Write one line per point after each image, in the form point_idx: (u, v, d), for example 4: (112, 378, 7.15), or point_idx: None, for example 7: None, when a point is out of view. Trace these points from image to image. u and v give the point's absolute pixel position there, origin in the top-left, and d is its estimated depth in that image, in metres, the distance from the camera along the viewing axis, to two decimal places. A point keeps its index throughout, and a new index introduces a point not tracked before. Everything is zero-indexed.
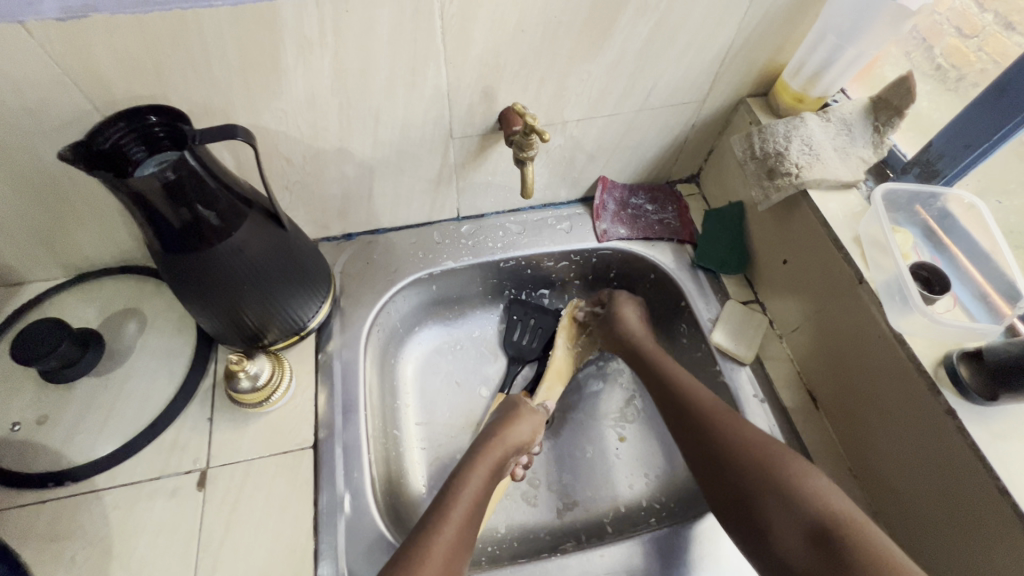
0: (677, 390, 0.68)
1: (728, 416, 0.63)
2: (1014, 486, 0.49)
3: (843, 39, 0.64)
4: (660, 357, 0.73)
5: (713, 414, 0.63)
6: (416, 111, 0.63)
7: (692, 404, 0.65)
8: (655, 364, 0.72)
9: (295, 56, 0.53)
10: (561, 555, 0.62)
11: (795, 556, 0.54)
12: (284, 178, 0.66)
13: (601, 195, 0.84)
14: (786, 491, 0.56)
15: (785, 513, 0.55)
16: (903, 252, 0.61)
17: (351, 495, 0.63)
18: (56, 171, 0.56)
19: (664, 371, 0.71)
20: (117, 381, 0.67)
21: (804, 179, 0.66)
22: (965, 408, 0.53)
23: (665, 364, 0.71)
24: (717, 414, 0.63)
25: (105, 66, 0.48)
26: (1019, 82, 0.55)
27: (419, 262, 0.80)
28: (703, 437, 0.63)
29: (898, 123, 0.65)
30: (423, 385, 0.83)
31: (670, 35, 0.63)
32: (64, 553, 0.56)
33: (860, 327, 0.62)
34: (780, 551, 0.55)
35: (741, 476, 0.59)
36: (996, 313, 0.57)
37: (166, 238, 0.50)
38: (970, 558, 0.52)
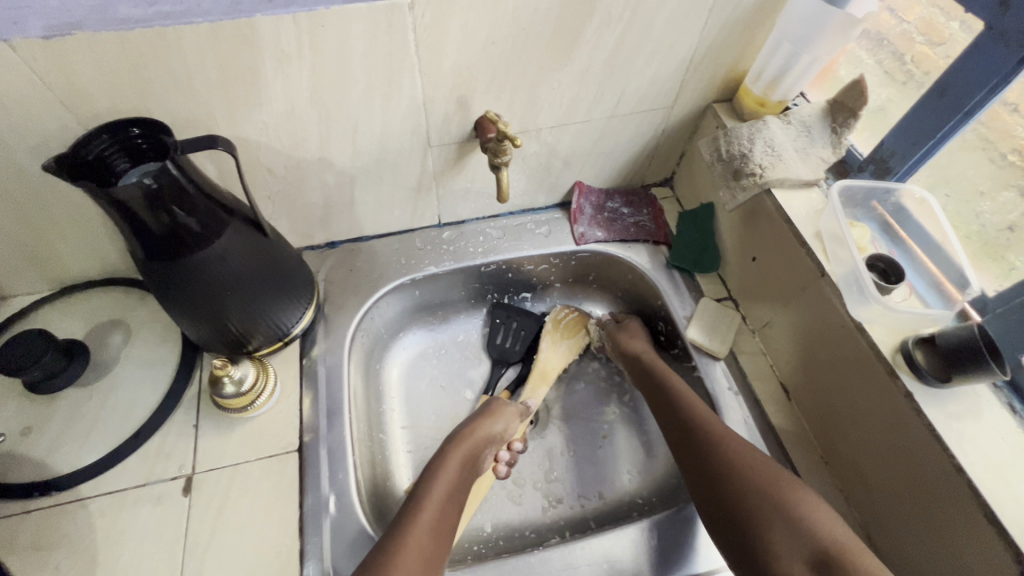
0: (738, 475, 0.59)
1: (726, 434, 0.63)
2: (968, 463, 0.51)
3: (797, 46, 0.68)
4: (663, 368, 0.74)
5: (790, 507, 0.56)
6: (394, 121, 0.66)
7: (738, 469, 0.60)
8: (691, 418, 0.66)
9: (274, 69, 0.55)
10: (544, 548, 0.64)
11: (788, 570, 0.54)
12: (267, 187, 0.68)
13: (578, 199, 0.87)
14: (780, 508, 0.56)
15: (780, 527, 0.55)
16: (860, 245, 0.64)
17: (336, 496, 0.64)
18: (41, 184, 0.57)
19: (703, 426, 0.64)
20: (102, 392, 0.67)
21: (767, 179, 0.70)
22: (922, 390, 0.55)
23: (725, 436, 0.63)
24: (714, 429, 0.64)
25: (89, 81, 0.50)
26: (957, 83, 0.59)
27: (402, 268, 0.82)
28: (768, 535, 0.55)
29: (854, 124, 0.68)
30: (408, 389, 0.84)
31: (635, 45, 0.66)
32: (48, 562, 0.56)
33: (825, 321, 0.64)
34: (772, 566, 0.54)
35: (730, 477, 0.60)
36: (948, 299, 0.60)
37: (149, 245, 0.51)
38: (928, 533, 0.55)
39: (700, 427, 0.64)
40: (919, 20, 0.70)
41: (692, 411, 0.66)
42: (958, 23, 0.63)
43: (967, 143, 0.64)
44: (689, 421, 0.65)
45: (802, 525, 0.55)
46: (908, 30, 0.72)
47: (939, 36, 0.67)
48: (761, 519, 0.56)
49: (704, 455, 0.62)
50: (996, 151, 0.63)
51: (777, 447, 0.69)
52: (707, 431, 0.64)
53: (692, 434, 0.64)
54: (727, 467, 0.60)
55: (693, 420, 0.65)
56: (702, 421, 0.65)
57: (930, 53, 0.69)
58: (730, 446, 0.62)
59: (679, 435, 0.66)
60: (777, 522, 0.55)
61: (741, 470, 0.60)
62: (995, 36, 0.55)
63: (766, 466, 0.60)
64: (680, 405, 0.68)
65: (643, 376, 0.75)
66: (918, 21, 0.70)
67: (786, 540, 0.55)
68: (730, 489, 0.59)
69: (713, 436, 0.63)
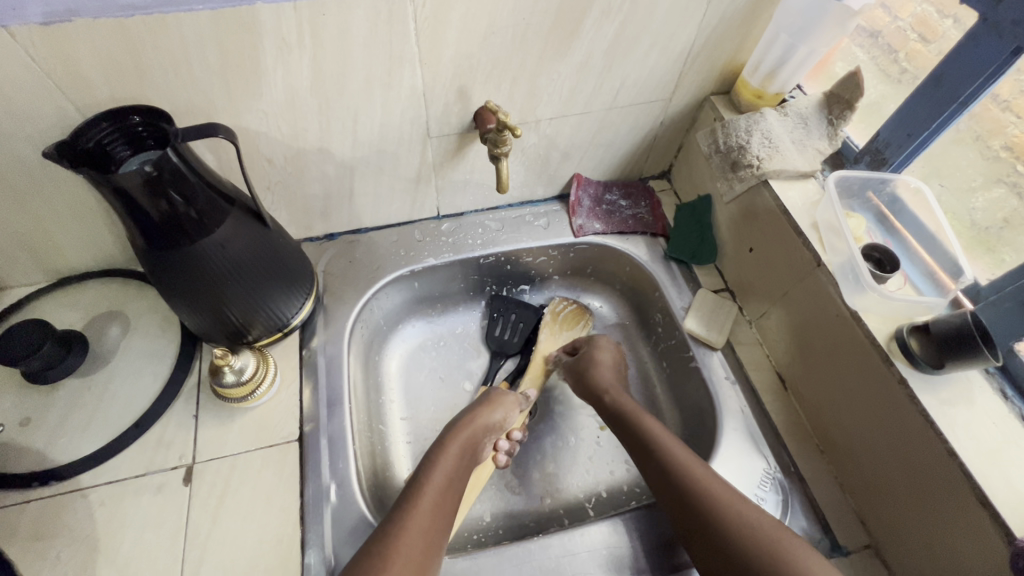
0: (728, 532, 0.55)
1: (708, 480, 0.59)
2: (962, 448, 0.52)
3: (795, 37, 0.68)
4: (636, 413, 0.69)
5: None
6: (393, 112, 0.66)
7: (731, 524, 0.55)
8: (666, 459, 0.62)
9: (274, 57, 0.55)
10: (543, 535, 0.64)
11: None
12: (267, 178, 0.68)
13: (577, 192, 0.87)
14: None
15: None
16: (857, 235, 0.65)
17: (337, 484, 0.64)
18: (38, 172, 0.57)
19: (678, 467, 0.61)
20: (100, 382, 0.67)
21: (764, 170, 0.70)
22: (916, 377, 0.56)
23: (740, 518, 0.55)
24: (698, 474, 0.60)
25: (89, 68, 0.50)
26: (952, 73, 0.60)
27: (401, 259, 0.82)
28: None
29: (850, 116, 0.69)
30: (407, 381, 0.85)
31: (634, 36, 0.66)
32: (48, 551, 0.56)
33: (819, 309, 0.66)
34: None
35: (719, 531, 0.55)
36: (942, 288, 0.61)
37: (149, 233, 0.51)
38: (924, 521, 0.56)
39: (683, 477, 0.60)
40: (913, 17, 0.72)
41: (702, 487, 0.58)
42: (951, 20, 0.65)
43: (961, 135, 0.65)
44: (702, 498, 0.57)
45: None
46: (903, 27, 0.74)
47: (932, 34, 0.69)
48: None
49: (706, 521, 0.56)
50: (988, 146, 0.65)
51: (774, 436, 0.70)
52: (694, 479, 0.59)
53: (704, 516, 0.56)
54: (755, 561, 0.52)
55: (671, 464, 0.61)
56: (717, 497, 0.57)
57: (923, 50, 0.70)
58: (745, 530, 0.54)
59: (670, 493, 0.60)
60: None
61: (733, 529, 0.54)
62: (988, 26, 0.56)
63: (766, 531, 0.54)
64: (688, 479, 0.59)
65: (615, 421, 0.71)
66: (912, 18, 0.72)
67: None
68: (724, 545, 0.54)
69: (728, 519, 0.55)
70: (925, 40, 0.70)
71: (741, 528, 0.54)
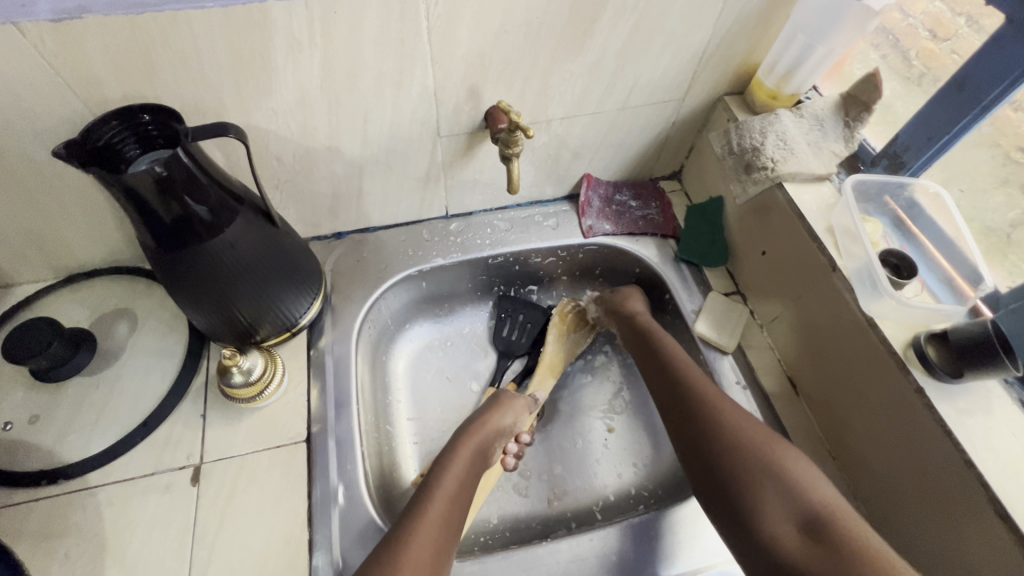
0: (718, 430, 0.62)
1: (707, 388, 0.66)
2: (980, 459, 0.51)
3: (812, 38, 0.67)
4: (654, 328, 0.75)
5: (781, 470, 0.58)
6: (404, 111, 0.65)
7: (721, 423, 0.63)
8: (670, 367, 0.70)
9: (285, 55, 0.54)
10: (551, 540, 0.64)
11: (786, 535, 0.56)
12: (275, 176, 0.68)
13: (587, 192, 0.86)
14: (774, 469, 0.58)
15: (780, 493, 0.57)
16: (873, 240, 0.64)
17: (344, 486, 0.64)
18: (47, 170, 0.57)
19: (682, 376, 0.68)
20: (108, 380, 0.67)
21: (779, 172, 0.69)
22: (933, 386, 0.56)
23: (728, 416, 0.63)
24: (699, 383, 0.67)
25: (99, 65, 0.49)
26: (976, 77, 0.59)
27: (409, 259, 0.82)
28: (760, 498, 0.58)
29: (868, 118, 0.68)
30: (414, 381, 0.84)
31: (648, 35, 0.65)
32: (56, 550, 0.56)
33: (833, 314, 0.65)
34: (770, 531, 0.56)
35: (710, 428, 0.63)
36: (961, 295, 0.60)
37: (158, 233, 0.51)
38: (936, 533, 0.55)
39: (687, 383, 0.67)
40: (926, 15, 0.74)
41: (697, 396, 0.66)
42: (964, 18, 0.68)
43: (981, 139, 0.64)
44: (695, 405, 0.65)
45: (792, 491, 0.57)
46: (914, 24, 0.76)
47: (945, 31, 0.71)
48: (748, 475, 0.59)
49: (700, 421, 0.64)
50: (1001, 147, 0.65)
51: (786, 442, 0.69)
52: (694, 386, 0.67)
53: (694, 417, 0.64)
54: (733, 452, 0.61)
55: (676, 373, 0.69)
56: (715, 404, 0.64)
57: (935, 49, 0.72)
58: (729, 425, 0.62)
59: (671, 401, 0.68)
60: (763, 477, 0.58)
61: (726, 428, 0.62)
62: (1016, 30, 0.54)
63: (755, 430, 0.62)
64: (691, 393, 0.66)
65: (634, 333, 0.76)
66: (924, 16, 0.74)
67: (782, 510, 0.57)
68: (714, 442, 0.62)
69: (719, 425, 0.63)
70: (938, 38, 0.72)
71: (732, 426, 0.62)
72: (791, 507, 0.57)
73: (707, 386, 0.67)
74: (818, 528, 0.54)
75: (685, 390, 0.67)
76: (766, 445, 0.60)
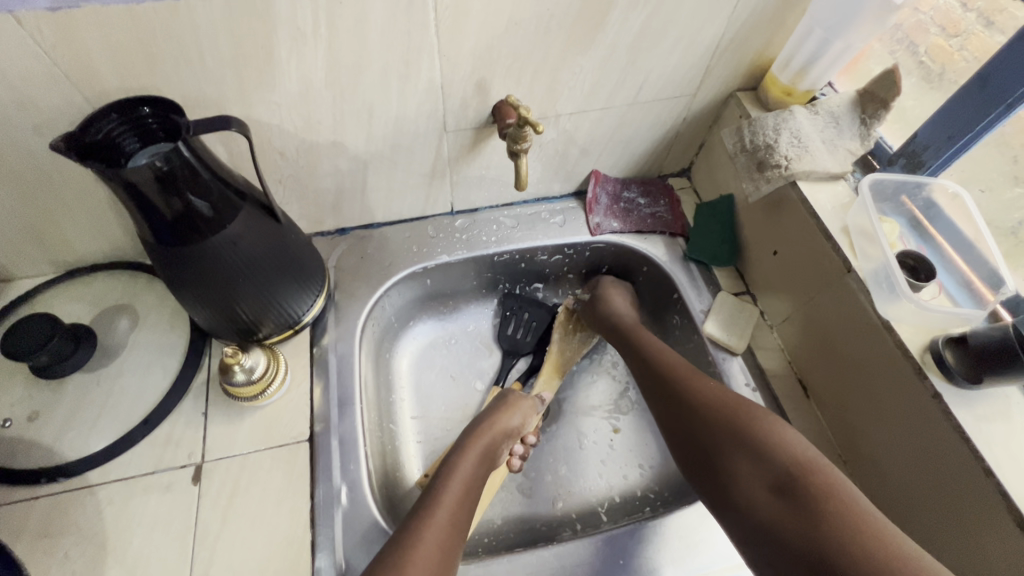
0: (688, 398, 0.64)
1: (679, 362, 0.68)
2: (999, 467, 0.50)
3: (829, 32, 0.65)
4: (633, 327, 0.75)
5: (751, 432, 0.58)
6: (410, 105, 0.64)
7: (689, 391, 0.64)
8: (642, 346, 0.72)
9: (289, 48, 0.53)
10: (556, 543, 0.63)
11: (759, 499, 0.55)
12: (278, 171, 0.67)
13: (594, 189, 0.85)
14: (742, 432, 0.59)
15: (750, 458, 0.57)
16: (890, 240, 0.63)
17: (347, 487, 0.63)
18: (46, 164, 0.55)
19: (654, 354, 0.71)
20: (109, 377, 0.66)
21: (793, 170, 0.68)
22: (952, 392, 0.54)
23: (704, 384, 0.64)
24: (667, 359, 0.69)
25: (98, 56, 0.48)
26: (1000, 74, 0.57)
27: (413, 256, 0.80)
28: (731, 464, 0.58)
29: (885, 116, 0.66)
30: (417, 379, 0.83)
31: (660, 29, 0.64)
32: (56, 549, 0.56)
33: (847, 315, 0.63)
34: (744, 495, 0.56)
35: (678, 397, 0.65)
36: (979, 299, 0.59)
37: (159, 229, 0.50)
38: (951, 542, 0.54)
39: (658, 358, 0.70)
40: (935, 11, 0.73)
41: (673, 367, 0.67)
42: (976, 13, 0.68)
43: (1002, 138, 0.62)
44: (671, 376, 0.67)
45: (763, 452, 0.57)
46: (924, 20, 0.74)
47: (954, 27, 0.71)
48: (716, 440, 0.60)
49: (670, 391, 0.66)
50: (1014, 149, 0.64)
51: None
52: (664, 361, 0.69)
53: (670, 386, 0.66)
54: (705, 416, 0.62)
55: (648, 353, 0.71)
56: (685, 375, 0.66)
57: (946, 45, 0.72)
58: (700, 390, 0.63)
59: (647, 376, 0.70)
60: (732, 440, 0.59)
61: (693, 396, 0.64)
62: None
63: (724, 396, 0.62)
64: (661, 367, 0.68)
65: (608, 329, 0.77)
66: (934, 12, 0.73)
67: (752, 472, 0.57)
68: (682, 411, 0.64)
69: (687, 394, 0.64)
70: (947, 34, 0.72)
71: (701, 393, 0.63)
72: (761, 469, 0.56)
73: (677, 359, 0.69)
74: (789, 485, 0.54)
75: (656, 365, 0.69)
76: (736, 409, 0.61)
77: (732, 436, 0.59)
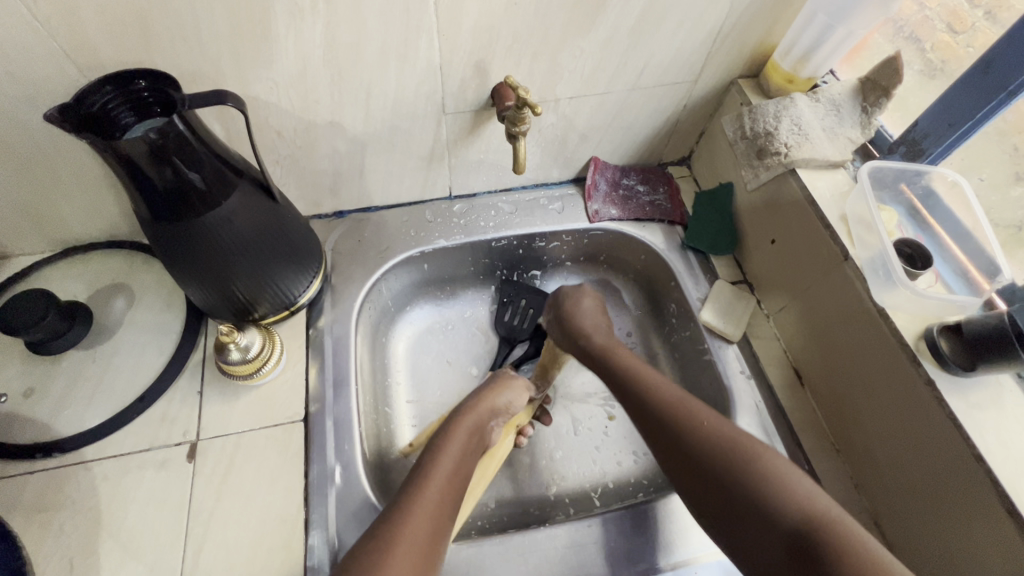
0: (682, 441, 0.56)
1: (669, 398, 0.59)
2: (990, 454, 0.50)
3: (832, 18, 0.64)
4: (611, 347, 0.68)
5: (755, 484, 0.51)
6: (409, 86, 0.63)
7: (681, 434, 0.56)
8: (628, 376, 0.64)
9: (286, 24, 0.52)
10: (549, 526, 0.63)
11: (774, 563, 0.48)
12: (275, 151, 0.66)
13: (593, 175, 0.84)
14: (745, 486, 0.51)
15: (758, 519, 0.49)
16: (888, 229, 0.63)
17: (341, 466, 0.63)
18: (41, 138, 0.55)
19: (642, 386, 0.62)
20: (105, 355, 0.66)
21: (792, 158, 0.68)
22: (945, 378, 0.54)
23: (697, 426, 0.56)
24: (657, 392, 0.61)
25: (92, 28, 0.47)
26: (1002, 60, 0.56)
27: (411, 240, 0.80)
28: (739, 523, 0.51)
29: (886, 104, 0.66)
30: (414, 364, 0.83)
31: (662, 12, 0.63)
32: (51, 523, 0.56)
33: (843, 304, 0.63)
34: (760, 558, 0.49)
35: (673, 441, 0.56)
36: (975, 287, 0.59)
37: (154, 203, 0.50)
38: (941, 528, 0.54)
39: (646, 390, 0.61)
40: (941, 8, 0.73)
41: (670, 400, 0.59)
42: (983, 11, 0.69)
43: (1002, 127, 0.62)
44: (661, 412, 0.59)
45: (771, 509, 0.49)
46: (930, 16, 0.74)
47: (962, 24, 0.71)
48: (721, 491, 0.52)
49: (664, 433, 0.58)
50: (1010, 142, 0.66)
51: (789, 433, 0.68)
52: (653, 395, 0.60)
53: (665, 422, 0.58)
54: (703, 465, 0.54)
55: (634, 384, 0.63)
56: (676, 412, 0.58)
57: (951, 42, 0.72)
58: (691, 433, 0.56)
59: (637, 413, 0.61)
60: (736, 495, 0.51)
61: (688, 439, 0.56)
62: None
63: (722, 440, 0.54)
64: (649, 402, 0.60)
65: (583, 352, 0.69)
66: (941, 8, 0.73)
67: (762, 534, 0.49)
68: (679, 454, 0.56)
69: (680, 437, 0.56)
70: (953, 30, 0.72)
71: (696, 436, 0.55)
72: (770, 530, 0.48)
73: (669, 394, 0.60)
74: (807, 549, 0.46)
75: (642, 400, 0.61)
76: (737, 456, 0.53)
77: (736, 489, 0.51)
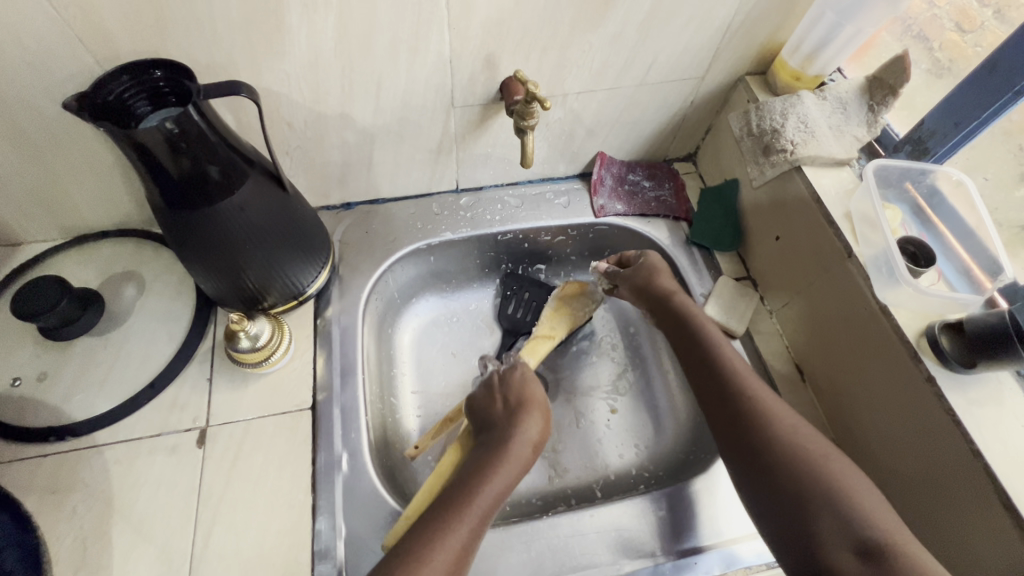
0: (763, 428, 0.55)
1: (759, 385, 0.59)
2: (987, 449, 0.51)
3: (841, 16, 0.65)
4: (700, 320, 0.66)
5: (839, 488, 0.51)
6: (419, 79, 0.64)
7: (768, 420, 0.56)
8: (712, 355, 0.62)
9: (299, 16, 0.53)
10: (552, 514, 0.64)
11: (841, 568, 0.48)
12: (286, 142, 0.67)
13: (599, 170, 0.85)
14: (830, 492, 0.51)
15: (838, 520, 0.50)
16: (892, 227, 0.63)
17: (348, 454, 0.64)
18: (55, 127, 0.56)
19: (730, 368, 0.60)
20: (116, 341, 0.67)
21: (798, 155, 0.68)
22: (945, 375, 0.55)
23: (782, 424, 0.56)
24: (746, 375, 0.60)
25: (107, 17, 0.48)
26: (1010, 60, 0.57)
27: (418, 232, 0.81)
28: (813, 520, 0.50)
29: (892, 103, 0.67)
30: (419, 355, 0.84)
31: (672, 8, 0.63)
32: (64, 504, 0.57)
33: (847, 302, 0.64)
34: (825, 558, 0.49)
35: (755, 429, 0.56)
36: (977, 285, 0.59)
37: (168, 193, 0.50)
38: (935, 523, 0.55)
39: (734, 373, 0.60)
40: (950, 6, 0.75)
41: (757, 400, 0.57)
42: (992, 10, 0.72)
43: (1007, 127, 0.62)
44: (744, 398, 0.58)
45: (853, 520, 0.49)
46: (938, 14, 0.76)
47: (971, 23, 0.74)
48: (797, 485, 0.52)
49: (746, 418, 0.57)
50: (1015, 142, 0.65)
51: None
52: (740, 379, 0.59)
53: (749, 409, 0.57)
54: (782, 456, 0.54)
55: (722, 364, 0.61)
56: (758, 401, 0.57)
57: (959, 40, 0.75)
58: (783, 425, 0.55)
59: (713, 395, 0.60)
60: (817, 494, 0.51)
61: (775, 430, 0.55)
62: None
63: (811, 441, 0.54)
64: (734, 382, 0.59)
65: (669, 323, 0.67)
66: (951, 8, 0.75)
67: (836, 536, 0.49)
68: (755, 439, 0.55)
69: (765, 422, 0.56)
70: (962, 29, 0.75)
71: (784, 428, 0.55)
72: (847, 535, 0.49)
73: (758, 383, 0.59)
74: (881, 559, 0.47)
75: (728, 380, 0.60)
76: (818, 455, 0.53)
77: (818, 489, 0.51)
